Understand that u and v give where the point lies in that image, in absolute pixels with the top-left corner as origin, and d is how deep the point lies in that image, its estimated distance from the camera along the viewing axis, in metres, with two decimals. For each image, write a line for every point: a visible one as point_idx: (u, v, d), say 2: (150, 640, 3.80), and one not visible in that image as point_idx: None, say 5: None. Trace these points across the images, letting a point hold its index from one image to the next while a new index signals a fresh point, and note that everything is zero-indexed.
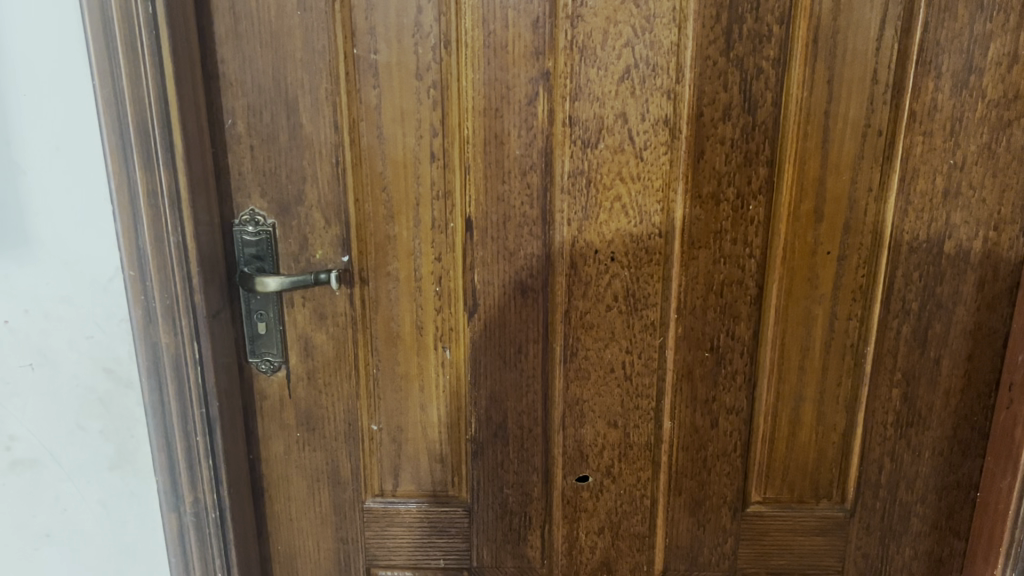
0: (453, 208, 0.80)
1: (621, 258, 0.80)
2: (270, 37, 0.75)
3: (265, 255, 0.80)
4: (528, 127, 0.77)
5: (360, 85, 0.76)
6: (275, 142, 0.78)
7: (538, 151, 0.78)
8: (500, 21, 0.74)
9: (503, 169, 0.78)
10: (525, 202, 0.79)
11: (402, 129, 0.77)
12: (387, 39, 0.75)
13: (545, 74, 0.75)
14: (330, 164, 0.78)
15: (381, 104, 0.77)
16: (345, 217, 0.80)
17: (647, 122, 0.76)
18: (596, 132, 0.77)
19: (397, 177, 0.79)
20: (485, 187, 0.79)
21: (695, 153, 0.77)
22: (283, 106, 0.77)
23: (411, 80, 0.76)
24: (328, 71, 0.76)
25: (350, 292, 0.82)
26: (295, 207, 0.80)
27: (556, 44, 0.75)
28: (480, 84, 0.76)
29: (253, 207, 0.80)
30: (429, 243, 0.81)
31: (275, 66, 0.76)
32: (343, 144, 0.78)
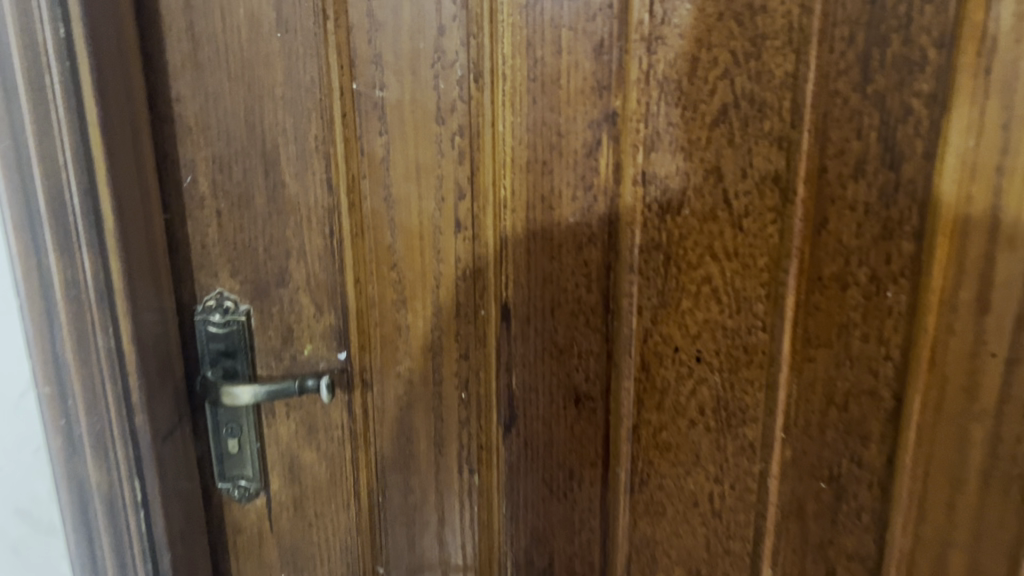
0: (485, 291, 0.60)
1: (709, 359, 0.59)
2: (242, 69, 0.56)
3: (237, 350, 0.61)
4: (586, 187, 0.57)
5: (361, 131, 0.57)
6: (249, 205, 0.59)
7: (598, 218, 0.58)
8: (550, 45, 0.54)
9: (552, 242, 0.58)
10: (581, 284, 0.59)
11: (417, 189, 0.58)
12: (397, 69, 0.56)
13: (611, 115, 0.55)
14: (322, 234, 0.59)
15: (389, 156, 0.57)
16: (342, 302, 0.61)
17: (747, 179, 0.55)
18: (680, 192, 0.56)
19: (411, 253, 0.60)
20: (527, 264, 0.59)
21: (814, 221, 0.53)
22: (260, 159, 0.58)
23: (429, 124, 0.57)
24: (319, 112, 0.57)
25: (347, 397, 0.63)
26: (276, 290, 0.61)
27: (626, 75, 0.54)
28: (523, 129, 0.56)
29: (221, 288, 0.61)
30: (453, 336, 0.61)
31: (249, 108, 0.57)
32: (339, 207, 0.59)
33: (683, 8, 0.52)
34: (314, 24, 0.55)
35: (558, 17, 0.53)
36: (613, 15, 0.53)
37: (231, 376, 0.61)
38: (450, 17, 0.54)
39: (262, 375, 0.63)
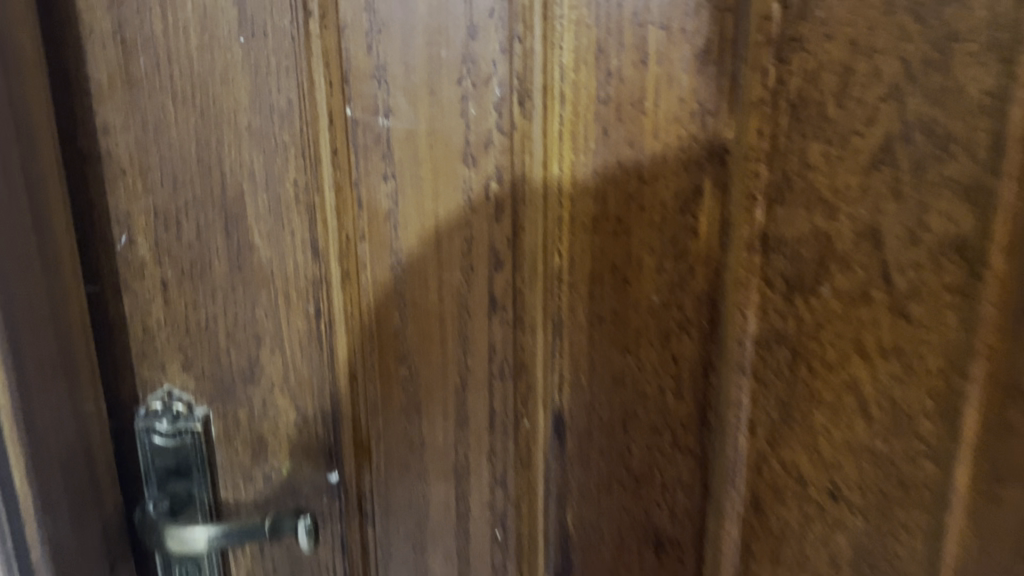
0: (530, 395, 0.43)
1: (851, 498, 0.38)
2: (190, 88, 0.40)
3: (191, 468, 0.45)
4: (677, 254, 0.39)
5: (358, 173, 0.40)
6: (204, 275, 0.43)
7: (694, 298, 0.40)
8: (630, 52, 0.37)
9: (629, 330, 0.41)
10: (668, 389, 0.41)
11: (436, 255, 0.41)
12: (408, 86, 0.38)
13: (719, 150, 0.38)
14: (304, 315, 0.43)
15: (398, 208, 0.40)
16: (332, 407, 0.44)
17: (894, 251, 0.34)
18: (815, 265, 0.37)
19: (427, 343, 0.42)
20: (591, 360, 0.41)
21: (926, 306, 0.34)
22: (219, 212, 0.41)
23: (455, 164, 0.39)
24: (298, 148, 0.40)
25: (342, 529, 0.46)
26: (242, 389, 0.44)
27: (747, 94, 0.36)
28: (588, 172, 0.39)
29: (170, 385, 0.45)
30: (485, 456, 0.44)
31: (201, 142, 0.41)
32: (327, 278, 0.42)
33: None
34: (289, 23, 0.38)
35: (643, 9, 0.36)
36: (724, 7, 0.36)
37: (183, 502, 0.46)
38: (485, 12, 0.37)
39: (225, 500, 0.47)
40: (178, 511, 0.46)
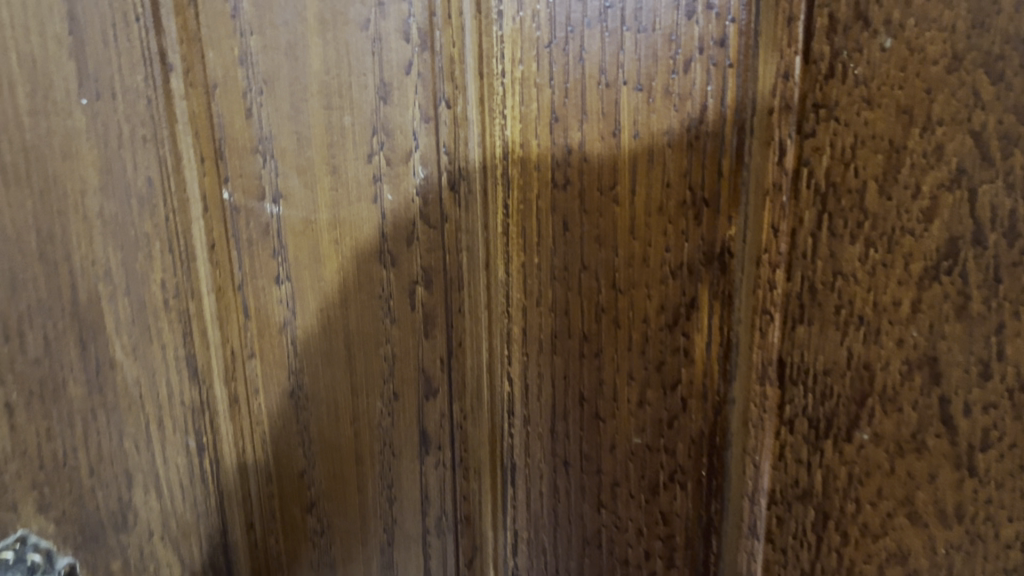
0: (477, 553, 0.33)
1: None
2: (23, 165, 0.30)
3: None
4: (666, 385, 0.29)
5: (245, 274, 0.31)
6: (55, 400, 0.33)
7: (687, 440, 0.30)
8: (596, 121, 0.27)
9: (601, 479, 0.31)
10: (660, 556, 0.31)
11: (348, 377, 0.32)
12: (301, 163, 0.30)
13: (719, 252, 0.28)
14: (185, 449, 0.33)
15: (296, 318, 0.31)
16: (226, 561, 0.35)
17: (958, 386, 0.23)
18: (848, 406, 0.26)
19: (341, 489, 0.33)
20: (555, 517, 0.32)
21: (1005, 460, 0.23)
22: (69, 319, 0.32)
23: (367, 264, 0.30)
24: (164, 240, 0.31)
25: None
26: (114, 538, 0.34)
27: (757, 179, 0.27)
28: (542, 275, 0.29)
29: (25, 529, 0.34)
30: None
31: (42, 233, 0.31)
32: (212, 404, 0.33)
33: (877, 46, 0.23)
34: (144, 80, 0.29)
35: (613, 64, 0.26)
36: (725, 62, 0.26)
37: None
38: (401, 66, 0.29)
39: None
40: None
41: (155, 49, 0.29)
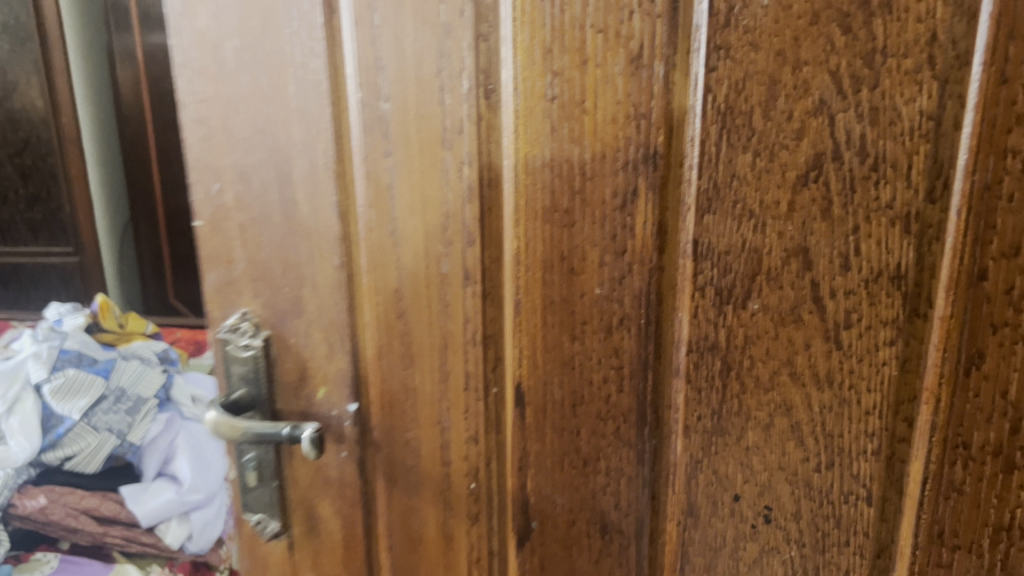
0: (498, 364, 0.44)
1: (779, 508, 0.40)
2: (223, 39, 0.42)
3: (257, 403, 0.47)
4: (618, 251, 0.40)
5: (366, 148, 0.42)
6: (227, 218, 0.45)
7: (633, 294, 0.40)
8: (573, 52, 0.38)
9: (575, 318, 0.42)
10: (613, 380, 0.42)
11: (424, 225, 0.42)
12: (398, 74, 0.41)
13: (653, 154, 0.38)
14: (330, 264, 0.44)
15: (395, 183, 0.42)
16: (354, 346, 0.46)
17: (826, 272, 0.36)
18: (744, 271, 0.38)
19: (420, 306, 0.44)
20: (543, 341, 0.42)
21: (863, 338, 0.36)
22: (274, 171, 0.43)
23: (432, 152, 0.41)
24: (331, 119, 0.42)
25: (356, 457, 0.47)
26: (292, 321, 0.46)
27: (679, 100, 0.37)
28: (537, 163, 0.40)
29: (244, 310, 0.47)
30: (460, 414, 0.45)
31: (268, 102, 0.42)
32: (348, 237, 0.44)
33: (757, 5, 0.34)
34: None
35: (581, 13, 0.38)
36: (654, 13, 0.37)
37: (247, 406, 0.47)
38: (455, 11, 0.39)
39: (285, 412, 0.48)
40: (239, 410, 0.47)
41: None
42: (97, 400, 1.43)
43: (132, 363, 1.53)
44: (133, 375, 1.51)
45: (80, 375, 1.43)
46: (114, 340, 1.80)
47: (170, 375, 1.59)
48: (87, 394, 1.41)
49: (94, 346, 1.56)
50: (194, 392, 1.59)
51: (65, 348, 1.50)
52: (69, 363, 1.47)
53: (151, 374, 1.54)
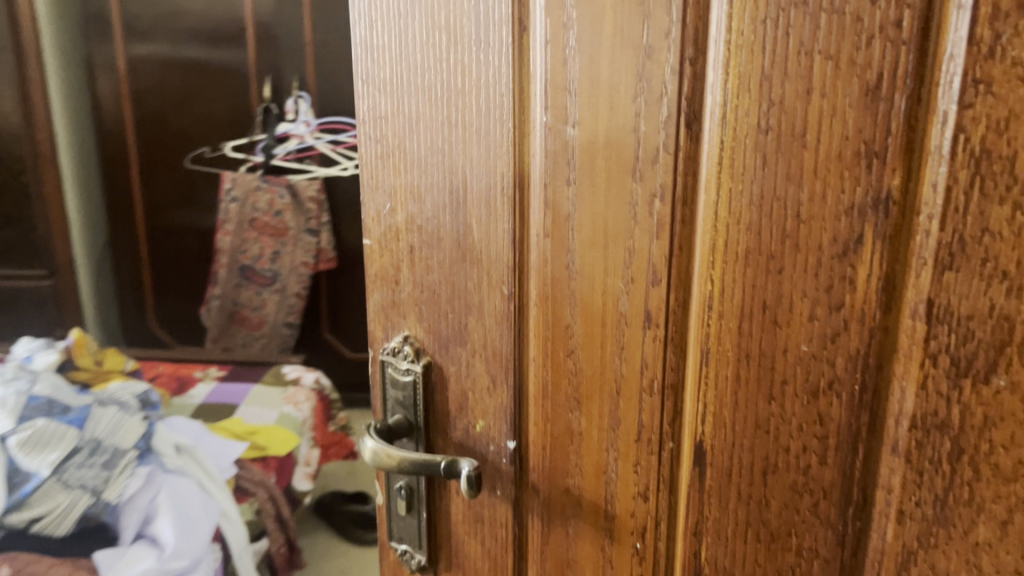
0: (677, 417, 0.40)
1: None
2: (403, 59, 0.41)
3: (414, 427, 0.46)
4: (833, 305, 0.35)
5: (543, 177, 0.39)
6: (397, 240, 0.44)
7: (847, 353, 0.36)
8: (797, 80, 0.34)
9: (773, 374, 0.37)
10: (814, 447, 0.37)
11: (604, 261, 0.38)
12: (591, 98, 0.37)
13: (884, 198, 0.33)
14: (500, 293, 0.41)
15: (576, 214, 0.38)
16: (516, 382, 0.43)
17: None
18: (985, 340, 0.32)
19: (590, 343, 0.40)
20: (735, 397, 0.38)
21: None
22: (446, 194, 0.41)
23: (622, 181, 0.37)
24: (512, 143, 0.39)
25: (512, 497, 0.45)
26: (456, 349, 0.44)
27: (922, 138, 0.32)
28: (744, 203, 0.36)
29: (406, 332, 0.46)
30: (631, 466, 0.41)
31: (443, 123, 0.40)
32: (522, 267, 0.41)
33: None
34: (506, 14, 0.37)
35: (810, 37, 0.33)
36: (900, 38, 0.32)
37: (402, 432, 0.46)
38: (661, 32, 0.35)
39: (441, 442, 0.46)
40: (394, 435, 0.46)
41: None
42: (70, 454, 1.06)
43: (128, 385, 1.27)
44: (109, 425, 1.12)
45: (51, 428, 1.05)
46: (89, 381, 1.32)
47: (143, 395, 1.26)
48: (60, 448, 1.04)
49: (67, 390, 1.14)
50: (177, 439, 1.19)
51: (33, 394, 1.10)
52: (37, 414, 1.07)
53: (130, 422, 1.15)
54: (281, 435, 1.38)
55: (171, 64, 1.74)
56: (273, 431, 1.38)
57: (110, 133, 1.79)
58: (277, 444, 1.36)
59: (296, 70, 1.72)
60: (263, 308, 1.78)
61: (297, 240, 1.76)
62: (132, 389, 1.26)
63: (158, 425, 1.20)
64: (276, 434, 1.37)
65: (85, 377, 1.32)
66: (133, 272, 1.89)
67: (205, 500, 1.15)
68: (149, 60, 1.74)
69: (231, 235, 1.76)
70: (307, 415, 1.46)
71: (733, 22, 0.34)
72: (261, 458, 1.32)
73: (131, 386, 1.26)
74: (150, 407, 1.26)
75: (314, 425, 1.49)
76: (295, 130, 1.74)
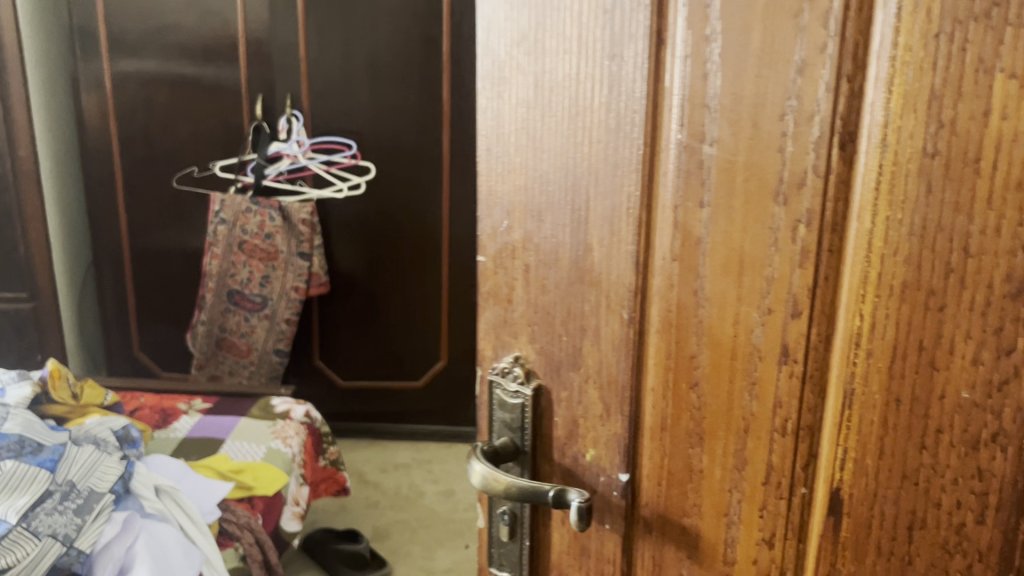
0: (810, 461, 0.36)
1: None
2: (529, 64, 0.37)
3: (521, 453, 0.42)
4: (1002, 349, 0.31)
5: (675, 196, 0.35)
6: (512, 258, 0.40)
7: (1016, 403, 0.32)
8: (974, 101, 0.30)
9: (924, 422, 0.33)
10: (971, 504, 0.33)
11: (737, 291, 0.35)
12: (733, 116, 0.33)
13: None
14: (620, 318, 0.38)
15: (708, 238, 0.35)
16: (633, 411, 0.39)
17: None
18: None
19: (717, 377, 0.37)
20: (880, 445, 0.34)
21: None
22: (569, 212, 0.38)
23: (762, 205, 0.34)
24: (643, 159, 0.36)
25: (622, 533, 0.41)
26: (569, 374, 0.40)
27: None
28: (904, 234, 0.32)
29: (518, 352, 0.41)
30: (756, 510, 0.37)
31: (570, 136, 0.37)
32: (645, 291, 0.37)
33: None
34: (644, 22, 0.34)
35: (992, 54, 0.29)
36: None
37: (509, 456, 0.42)
38: (816, 46, 0.32)
39: (545, 469, 0.42)
40: (499, 458, 0.42)
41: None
42: (40, 499, 0.91)
43: (102, 420, 1.12)
44: (82, 467, 0.98)
45: (20, 469, 0.91)
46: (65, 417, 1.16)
47: (121, 433, 1.12)
48: (29, 492, 0.90)
49: (42, 425, 1.00)
50: (158, 479, 1.07)
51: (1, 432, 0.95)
52: (6, 455, 0.93)
53: (107, 462, 1.02)
54: (268, 474, 1.24)
55: (159, 81, 1.68)
56: (260, 467, 1.24)
57: (96, 152, 1.74)
58: (262, 483, 1.22)
59: (288, 88, 1.68)
60: (252, 334, 1.72)
61: (288, 264, 1.70)
62: (110, 424, 1.11)
63: (137, 465, 1.07)
64: (263, 472, 1.24)
65: (60, 412, 1.16)
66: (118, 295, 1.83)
67: (189, 548, 1.00)
68: (136, 78, 1.68)
69: (219, 258, 1.70)
70: (295, 450, 1.34)
71: (901, 35, 0.31)
72: (246, 500, 1.18)
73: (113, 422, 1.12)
74: (130, 443, 1.13)
75: (303, 460, 1.37)
76: (286, 150, 1.71)
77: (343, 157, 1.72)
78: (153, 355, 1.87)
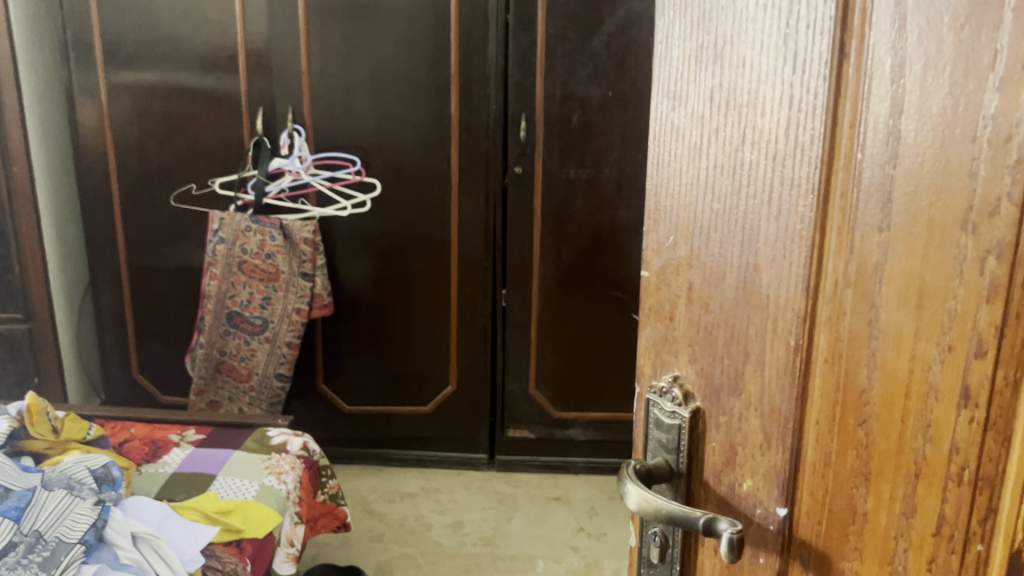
0: (988, 516, 0.32)
1: None
2: (707, 92, 0.38)
3: (677, 475, 0.43)
4: None
5: (852, 220, 0.34)
6: (678, 274, 0.41)
7: None
8: None
9: None
10: None
11: (916, 324, 0.32)
12: (919, 137, 0.31)
13: None
14: (785, 345, 0.37)
15: (887, 264, 0.33)
16: (794, 445, 0.38)
17: None
18: None
19: (887, 416, 0.34)
20: None
21: None
22: (736, 231, 0.38)
23: (947, 231, 0.31)
24: (818, 182, 0.34)
25: (777, 567, 0.39)
26: (727, 399, 0.40)
27: None
28: None
29: (677, 372, 0.43)
30: (924, 563, 0.34)
31: (740, 155, 0.37)
32: (813, 317, 0.36)
33: None
34: (822, 48, 0.33)
35: None
36: None
37: (662, 477, 0.43)
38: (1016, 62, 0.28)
39: (699, 494, 0.43)
40: (653, 479, 0.43)
41: (831, 13, 0.33)
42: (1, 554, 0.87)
43: (90, 459, 1.04)
44: (50, 515, 0.93)
45: None
46: (45, 452, 1.07)
47: (102, 473, 1.03)
48: None
49: (11, 468, 0.95)
50: (136, 526, 0.99)
51: None
52: None
53: (79, 508, 0.95)
54: (260, 514, 1.12)
55: (157, 91, 1.63)
56: (250, 508, 1.12)
57: (93, 167, 1.68)
58: (253, 525, 1.09)
59: (290, 102, 1.63)
60: (253, 359, 1.67)
61: (289, 285, 1.65)
62: (88, 463, 1.02)
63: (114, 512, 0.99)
64: (254, 513, 1.11)
65: (39, 447, 1.07)
66: (116, 316, 1.77)
67: None
68: (134, 90, 1.63)
69: (218, 279, 1.64)
70: (290, 487, 1.22)
71: None
72: (234, 543, 1.05)
73: (94, 460, 1.03)
74: (110, 484, 1.03)
75: (300, 498, 1.25)
76: (288, 166, 1.65)
77: (347, 174, 1.67)
78: (154, 379, 1.81)
